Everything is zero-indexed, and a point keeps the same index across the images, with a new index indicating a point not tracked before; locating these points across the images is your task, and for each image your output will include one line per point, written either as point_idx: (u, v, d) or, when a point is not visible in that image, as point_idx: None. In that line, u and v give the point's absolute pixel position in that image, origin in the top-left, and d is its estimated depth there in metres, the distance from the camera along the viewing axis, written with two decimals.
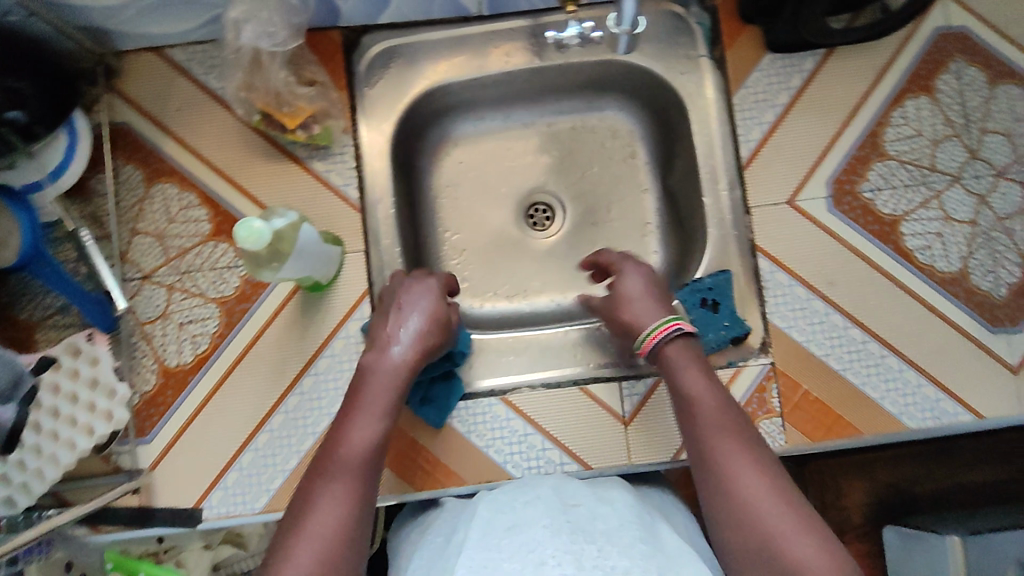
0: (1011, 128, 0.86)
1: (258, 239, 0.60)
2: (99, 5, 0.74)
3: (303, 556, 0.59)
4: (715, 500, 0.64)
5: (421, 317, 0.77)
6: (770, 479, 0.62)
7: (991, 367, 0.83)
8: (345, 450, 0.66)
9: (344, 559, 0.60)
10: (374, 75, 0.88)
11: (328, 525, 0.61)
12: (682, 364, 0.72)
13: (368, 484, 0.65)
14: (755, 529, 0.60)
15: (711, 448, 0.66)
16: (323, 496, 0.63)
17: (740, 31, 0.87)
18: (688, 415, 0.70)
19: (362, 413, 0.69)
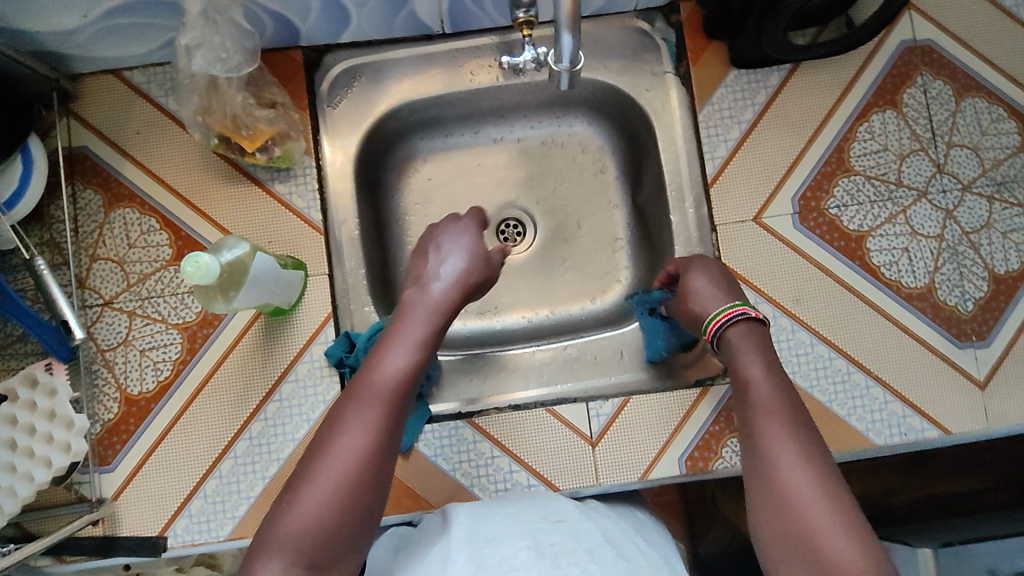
0: (977, 142, 0.85)
1: (205, 273, 0.59)
2: (51, 31, 0.73)
3: (326, 479, 0.58)
4: (753, 478, 0.61)
5: (462, 262, 0.77)
6: (813, 467, 0.59)
7: (957, 382, 0.83)
8: (380, 380, 0.64)
9: (369, 491, 0.59)
10: (337, 94, 0.87)
11: (355, 452, 0.60)
12: (747, 345, 0.69)
13: (399, 417, 0.64)
14: (789, 513, 0.57)
15: (758, 425, 0.63)
16: (355, 424, 0.61)
17: (704, 47, 0.86)
18: (740, 391, 0.67)
19: (400, 347, 0.68)
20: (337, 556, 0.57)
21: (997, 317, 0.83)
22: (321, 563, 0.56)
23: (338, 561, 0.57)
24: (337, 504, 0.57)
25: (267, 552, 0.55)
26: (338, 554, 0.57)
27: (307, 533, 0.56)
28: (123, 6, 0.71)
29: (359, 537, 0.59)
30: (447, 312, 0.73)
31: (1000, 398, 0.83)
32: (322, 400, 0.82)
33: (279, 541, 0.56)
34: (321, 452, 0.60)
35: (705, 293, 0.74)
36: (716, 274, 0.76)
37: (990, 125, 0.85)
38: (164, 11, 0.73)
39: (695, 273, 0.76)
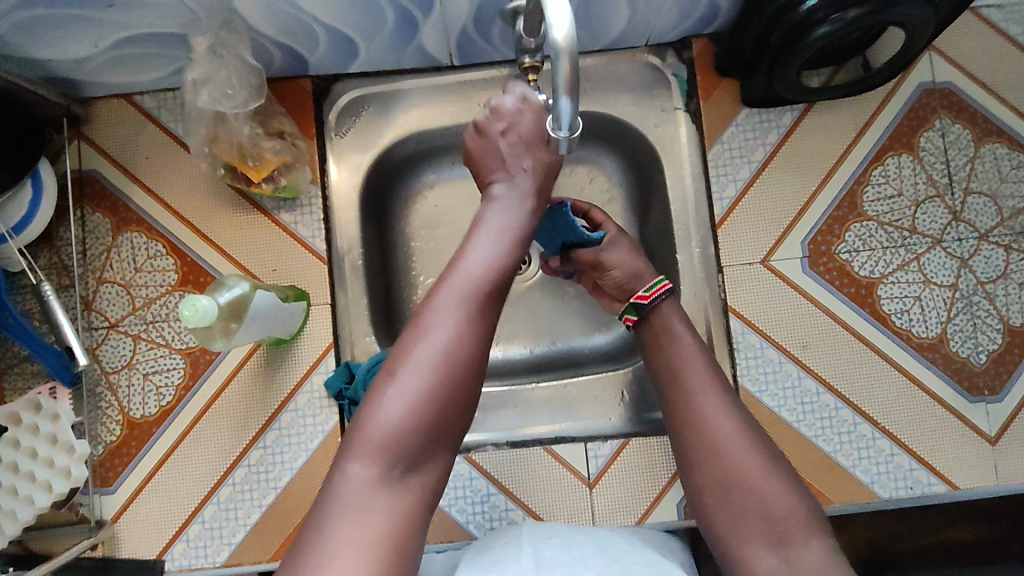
0: (996, 190, 0.83)
1: (203, 316, 0.59)
2: (62, 60, 0.73)
3: (420, 373, 0.54)
4: (685, 435, 0.65)
5: (534, 151, 0.67)
6: (740, 418, 0.64)
7: (967, 437, 0.81)
8: (471, 264, 0.59)
9: (464, 388, 0.56)
10: (344, 123, 0.87)
11: (449, 343, 0.55)
12: (674, 315, 0.73)
13: (494, 310, 0.58)
14: (725, 463, 0.62)
15: (683, 386, 0.67)
16: (447, 311, 0.56)
17: (716, 84, 0.85)
18: (664, 356, 0.70)
19: (491, 232, 0.61)
20: (431, 454, 0.55)
21: (1011, 370, 0.81)
22: (414, 460, 0.54)
23: (431, 459, 0.56)
24: (432, 399, 0.54)
25: (360, 449, 0.54)
26: (431, 451, 0.55)
27: (403, 426, 0.54)
28: (133, 38, 0.71)
29: (453, 433, 0.56)
30: (534, 205, 0.66)
31: (1011, 454, 0.81)
32: (320, 429, 0.82)
33: (372, 437, 0.54)
34: (411, 342, 0.56)
35: (631, 267, 0.77)
36: (636, 248, 0.79)
37: (1010, 172, 0.83)
38: (174, 43, 0.73)
39: (618, 242, 0.78)
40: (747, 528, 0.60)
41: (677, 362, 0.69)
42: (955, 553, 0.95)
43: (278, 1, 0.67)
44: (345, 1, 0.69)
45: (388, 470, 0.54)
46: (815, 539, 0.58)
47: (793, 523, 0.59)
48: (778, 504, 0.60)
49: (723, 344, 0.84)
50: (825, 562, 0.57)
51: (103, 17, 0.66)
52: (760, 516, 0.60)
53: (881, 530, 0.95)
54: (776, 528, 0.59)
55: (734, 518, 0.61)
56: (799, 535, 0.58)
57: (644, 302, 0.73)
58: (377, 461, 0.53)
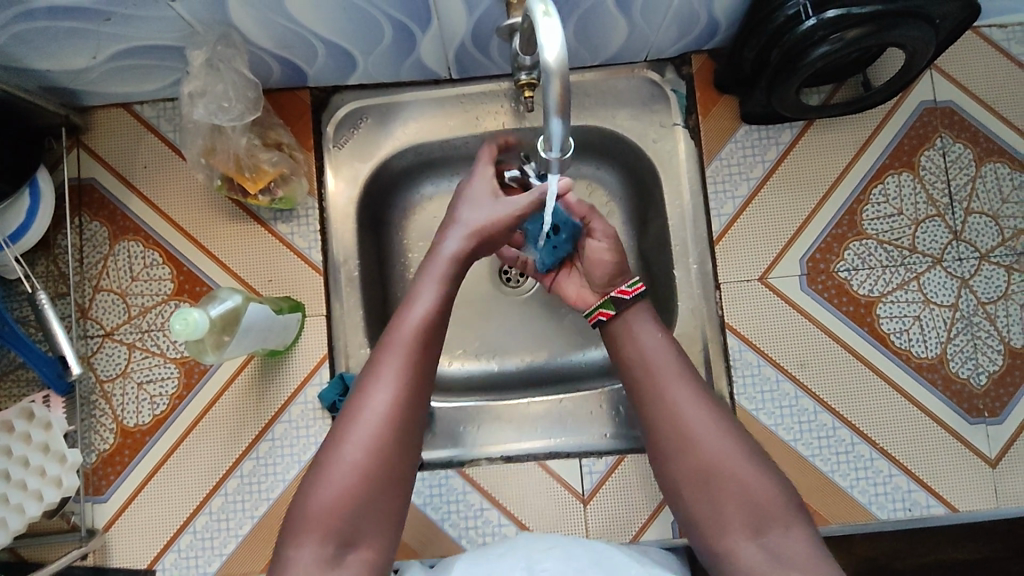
0: (997, 210, 0.82)
1: (195, 330, 0.59)
2: (61, 70, 0.74)
3: (352, 454, 0.58)
4: (658, 431, 0.64)
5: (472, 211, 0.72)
6: (711, 409, 0.63)
7: (967, 459, 0.80)
8: (397, 342, 0.62)
9: (394, 463, 0.58)
10: (343, 135, 0.87)
11: (377, 417, 0.59)
12: (644, 318, 0.71)
13: (420, 383, 0.62)
14: (699, 454, 0.61)
15: (654, 381, 0.65)
16: (379, 387, 0.60)
17: (715, 101, 0.85)
18: (630, 354, 0.68)
19: (414, 308, 0.65)
20: (368, 528, 0.57)
21: (1011, 393, 0.80)
22: (353, 535, 0.56)
23: (371, 532, 0.57)
24: (362, 476, 0.57)
25: (298, 533, 0.56)
26: (367, 525, 0.57)
27: (337, 504, 0.56)
28: (131, 50, 0.72)
29: (388, 506, 0.58)
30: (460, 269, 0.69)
31: (1011, 477, 0.80)
32: (314, 441, 0.81)
33: (310, 519, 0.56)
34: (343, 426, 0.59)
35: (617, 256, 0.76)
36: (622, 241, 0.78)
37: (1011, 193, 0.83)
38: (171, 55, 0.74)
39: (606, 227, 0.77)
40: (728, 519, 0.58)
41: (644, 356, 0.67)
42: None
43: (276, 16, 0.67)
44: (343, 16, 0.69)
45: (328, 546, 0.55)
46: (795, 525, 0.57)
47: (773, 509, 0.58)
48: (756, 492, 0.59)
49: (720, 362, 0.83)
50: (808, 548, 0.56)
51: (100, 30, 0.67)
52: (740, 505, 0.58)
53: None
54: (756, 516, 0.58)
55: (713, 511, 0.59)
56: (779, 521, 0.57)
57: (625, 297, 0.71)
58: (316, 540, 0.55)
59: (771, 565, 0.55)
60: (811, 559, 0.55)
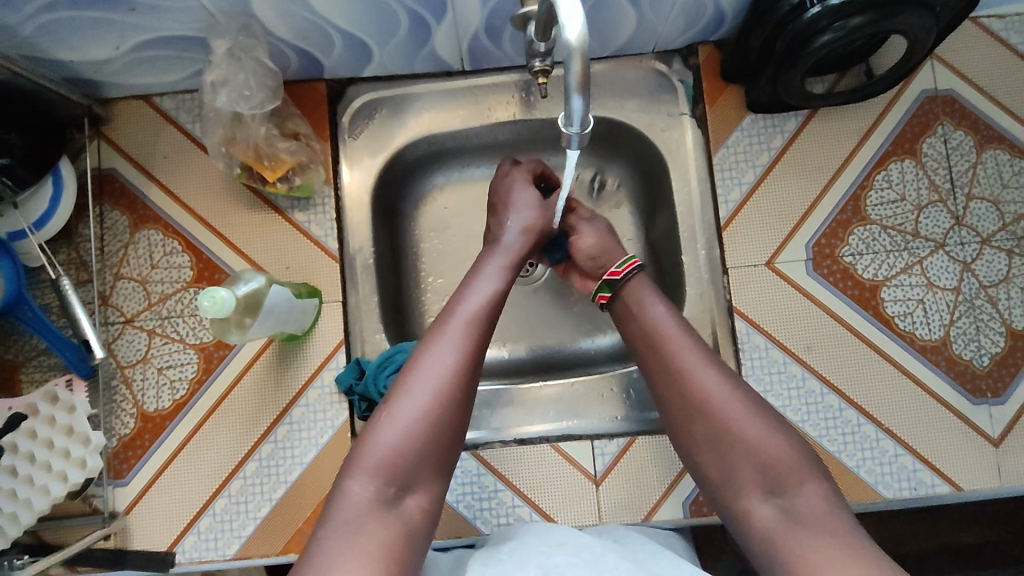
0: (998, 196, 0.84)
1: (221, 307, 0.60)
2: (86, 61, 0.76)
3: (419, 397, 0.60)
4: (669, 396, 0.65)
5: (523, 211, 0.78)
6: (722, 372, 0.64)
7: (971, 438, 0.81)
8: (465, 308, 0.65)
9: (459, 413, 0.61)
10: (358, 126, 0.89)
11: (445, 368, 0.61)
12: (644, 289, 0.72)
13: (485, 344, 0.65)
14: (712, 417, 0.62)
15: (661, 349, 0.66)
16: (446, 341, 0.63)
17: (722, 90, 0.87)
18: (640, 323, 0.69)
19: (482, 281, 0.69)
20: (424, 476, 0.59)
21: (1014, 373, 0.82)
22: (409, 481, 0.58)
23: (425, 480, 0.59)
24: (428, 420, 0.59)
25: (359, 469, 0.58)
26: (423, 472, 0.59)
27: (401, 445, 0.58)
28: (155, 40, 0.73)
29: (446, 456, 0.60)
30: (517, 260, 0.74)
31: (1014, 456, 0.81)
32: (331, 425, 0.83)
33: (370, 458, 0.58)
34: (409, 374, 0.61)
35: (602, 241, 0.78)
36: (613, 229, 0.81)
37: (1011, 178, 0.85)
38: (193, 46, 0.76)
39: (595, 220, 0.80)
40: (742, 481, 0.60)
41: (649, 328, 0.68)
42: (959, 555, 0.95)
43: (297, 7, 0.70)
44: (361, 6, 0.71)
45: (387, 489, 0.57)
46: (811, 483, 0.59)
47: (786, 468, 0.59)
48: (770, 452, 0.60)
49: (728, 345, 0.85)
50: (824, 507, 0.58)
51: (126, 20, 0.68)
52: (754, 466, 0.60)
53: (887, 532, 0.94)
54: (770, 476, 0.59)
55: (728, 473, 0.61)
56: (793, 480, 0.59)
57: (616, 277, 0.73)
58: (376, 480, 0.57)
59: (787, 524, 0.57)
60: (826, 516, 0.57)
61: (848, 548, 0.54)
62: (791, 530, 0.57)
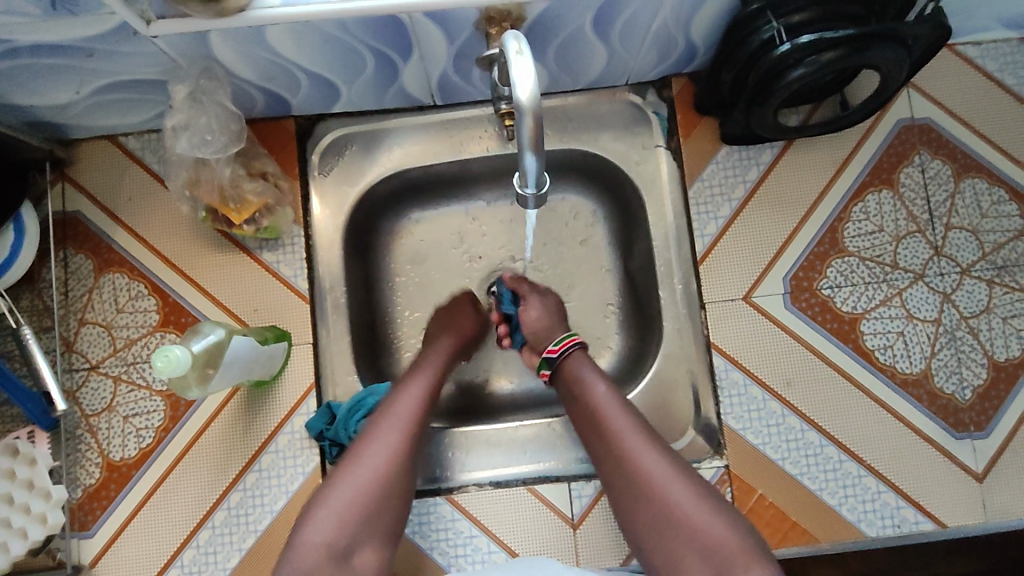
0: (977, 225, 0.83)
1: (176, 365, 0.59)
2: (45, 106, 0.74)
3: (371, 461, 0.64)
4: (613, 477, 0.66)
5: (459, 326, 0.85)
6: (662, 450, 0.65)
7: (955, 474, 0.80)
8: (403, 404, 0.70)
9: (404, 480, 0.65)
10: (328, 163, 0.87)
11: (385, 455, 0.65)
12: (583, 366, 0.74)
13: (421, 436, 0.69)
14: (652, 500, 0.62)
15: (605, 429, 0.67)
16: (388, 430, 0.67)
17: (696, 123, 0.86)
18: (582, 403, 0.71)
19: (421, 377, 0.74)
20: (373, 532, 0.63)
21: (996, 406, 0.81)
22: (357, 539, 0.61)
23: (372, 535, 0.62)
24: (375, 483, 0.63)
25: (313, 526, 0.61)
26: (371, 532, 0.62)
27: (352, 505, 0.62)
28: (115, 84, 0.72)
29: (391, 517, 0.64)
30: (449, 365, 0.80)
31: (999, 491, 0.80)
32: (301, 471, 0.81)
33: (322, 516, 0.61)
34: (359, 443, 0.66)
35: (545, 317, 0.81)
36: (561, 307, 0.84)
37: (990, 207, 0.84)
38: (155, 89, 0.74)
39: (545, 297, 0.84)
40: (689, 571, 0.59)
41: (591, 407, 0.70)
42: None
43: (257, 49, 0.68)
44: (324, 48, 0.69)
45: (336, 545, 0.60)
46: (757, 566, 0.57)
47: (732, 552, 0.58)
48: (714, 535, 0.59)
49: (707, 381, 0.83)
50: None
51: (83, 66, 0.67)
52: (698, 553, 0.59)
53: (875, 566, 0.92)
54: (716, 563, 0.57)
55: (674, 562, 0.60)
56: (739, 563, 0.57)
57: (554, 355, 0.76)
58: (326, 534, 0.60)
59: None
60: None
61: None
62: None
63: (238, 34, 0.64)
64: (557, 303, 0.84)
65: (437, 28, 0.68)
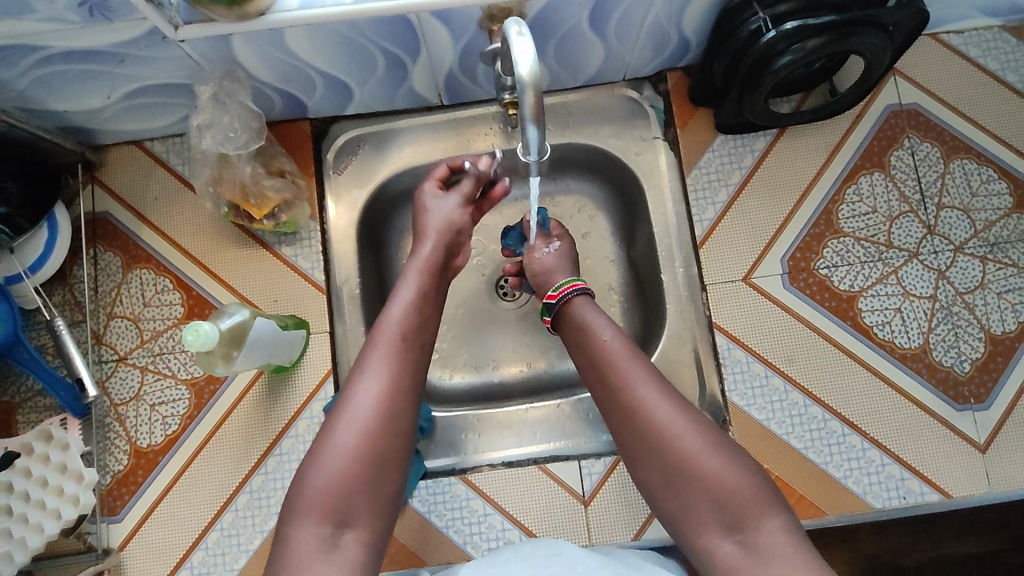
0: (968, 204, 0.86)
1: (205, 341, 0.63)
2: (79, 111, 0.79)
3: (346, 435, 0.59)
4: (624, 427, 0.69)
5: (439, 225, 0.76)
6: (675, 404, 0.68)
7: (958, 446, 0.82)
8: (386, 336, 0.65)
9: (392, 448, 0.61)
10: (342, 162, 0.92)
11: (371, 405, 0.61)
12: (586, 310, 0.77)
13: (414, 368, 0.65)
14: (667, 453, 0.65)
15: (614, 381, 0.70)
16: (375, 370, 0.62)
17: (692, 113, 0.89)
18: (591, 351, 0.73)
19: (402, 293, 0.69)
20: (365, 512, 0.59)
21: (996, 379, 0.83)
22: (349, 517, 0.58)
23: (366, 517, 0.59)
24: (363, 458, 0.59)
25: (302, 514, 0.57)
26: (363, 510, 0.59)
27: (351, 458, 0.59)
28: (144, 89, 0.77)
29: (391, 460, 0.60)
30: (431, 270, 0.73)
31: (1002, 461, 0.81)
32: None
33: (309, 499, 0.58)
34: (341, 409, 0.61)
35: (551, 265, 0.83)
36: (573, 254, 0.86)
37: (980, 186, 0.87)
38: (181, 93, 0.79)
39: (556, 244, 0.86)
40: (702, 517, 0.64)
41: (600, 355, 0.72)
42: None
43: (277, 52, 0.73)
44: (338, 49, 0.74)
45: (328, 529, 0.57)
46: (769, 516, 0.63)
47: (744, 503, 0.63)
48: (728, 487, 0.64)
49: (709, 360, 0.86)
50: (785, 536, 0.61)
51: (116, 71, 0.72)
52: (711, 502, 0.64)
53: None
54: (728, 513, 0.63)
55: (686, 509, 0.65)
56: (752, 515, 0.63)
57: (553, 301, 0.80)
58: (316, 521, 0.57)
59: (747, 560, 0.61)
60: (788, 550, 0.60)
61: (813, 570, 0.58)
62: (750, 566, 0.60)
63: (259, 37, 0.69)
64: (571, 246, 0.86)
65: (444, 27, 0.72)
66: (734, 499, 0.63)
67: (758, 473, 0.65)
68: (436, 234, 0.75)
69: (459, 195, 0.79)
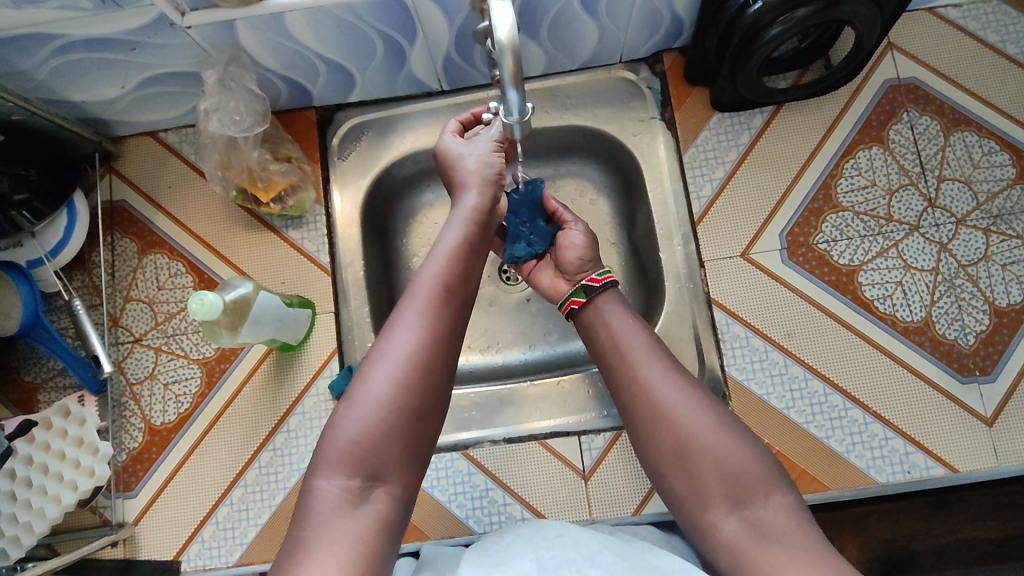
0: (969, 176, 0.86)
1: (209, 309, 0.68)
2: (96, 101, 0.83)
3: (379, 384, 0.58)
4: (632, 405, 0.66)
5: (480, 179, 0.73)
6: (686, 382, 0.66)
7: (964, 419, 0.81)
8: (422, 284, 0.64)
9: (424, 400, 0.59)
10: (346, 148, 0.95)
11: (404, 354, 0.60)
12: (609, 293, 0.75)
13: (453, 317, 0.64)
14: (677, 429, 0.63)
15: (625, 358, 0.68)
16: (410, 320, 0.62)
17: (688, 93, 0.91)
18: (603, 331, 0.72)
19: (442, 240, 0.69)
20: (392, 465, 0.57)
21: (1001, 351, 0.82)
22: (376, 470, 0.57)
23: (393, 472, 0.58)
24: (393, 410, 0.58)
25: (326, 465, 0.56)
26: (390, 462, 0.57)
27: (381, 407, 0.58)
28: (155, 77, 0.80)
29: (424, 407, 0.59)
30: (478, 224, 0.71)
31: (1009, 435, 0.80)
32: None
33: (332, 451, 0.57)
34: (372, 359, 0.60)
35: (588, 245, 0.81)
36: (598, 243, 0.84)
37: (981, 158, 0.86)
38: (191, 81, 0.83)
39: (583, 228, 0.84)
40: (709, 493, 0.61)
41: (614, 334, 0.71)
42: None
43: (281, 38, 0.76)
44: (338, 34, 0.77)
45: (353, 482, 0.56)
46: (777, 495, 0.60)
47: (752, 480, 0.60)
48: (735, 463, 0.61)
49: (708, 335, 0.87)
50: (794, 517, 0.58)
51: (129, 59, 0.75)
52: (718, 478, 0.61)
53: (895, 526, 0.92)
54: (735, 488, 0.60)
55: (694, 487, 0.62)
56: (759, 492, 0.60)
57: (594, 285, 0.75)
58: (341, 472, 0.56)
59: (753, 537, 0.58)
60: (794, 528, 0.57)
61: (829, 554, 0.55)
62: (758, 543, 0.57)
63: (263, 24, 0.73)
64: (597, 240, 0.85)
65: (438, 9, 0.75)
66: (744, 477, 0.60)
67: (770, 453, 0.62)
68: (478, 182, 0.73)
69: (490, 139, 0.75)
